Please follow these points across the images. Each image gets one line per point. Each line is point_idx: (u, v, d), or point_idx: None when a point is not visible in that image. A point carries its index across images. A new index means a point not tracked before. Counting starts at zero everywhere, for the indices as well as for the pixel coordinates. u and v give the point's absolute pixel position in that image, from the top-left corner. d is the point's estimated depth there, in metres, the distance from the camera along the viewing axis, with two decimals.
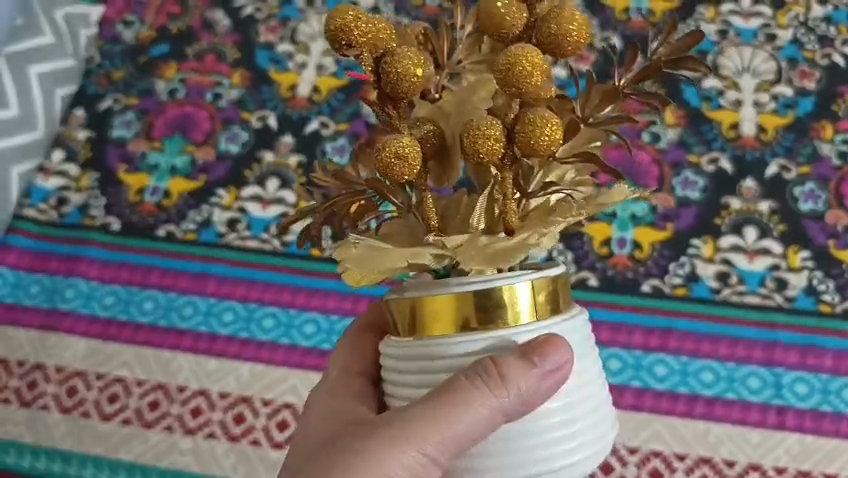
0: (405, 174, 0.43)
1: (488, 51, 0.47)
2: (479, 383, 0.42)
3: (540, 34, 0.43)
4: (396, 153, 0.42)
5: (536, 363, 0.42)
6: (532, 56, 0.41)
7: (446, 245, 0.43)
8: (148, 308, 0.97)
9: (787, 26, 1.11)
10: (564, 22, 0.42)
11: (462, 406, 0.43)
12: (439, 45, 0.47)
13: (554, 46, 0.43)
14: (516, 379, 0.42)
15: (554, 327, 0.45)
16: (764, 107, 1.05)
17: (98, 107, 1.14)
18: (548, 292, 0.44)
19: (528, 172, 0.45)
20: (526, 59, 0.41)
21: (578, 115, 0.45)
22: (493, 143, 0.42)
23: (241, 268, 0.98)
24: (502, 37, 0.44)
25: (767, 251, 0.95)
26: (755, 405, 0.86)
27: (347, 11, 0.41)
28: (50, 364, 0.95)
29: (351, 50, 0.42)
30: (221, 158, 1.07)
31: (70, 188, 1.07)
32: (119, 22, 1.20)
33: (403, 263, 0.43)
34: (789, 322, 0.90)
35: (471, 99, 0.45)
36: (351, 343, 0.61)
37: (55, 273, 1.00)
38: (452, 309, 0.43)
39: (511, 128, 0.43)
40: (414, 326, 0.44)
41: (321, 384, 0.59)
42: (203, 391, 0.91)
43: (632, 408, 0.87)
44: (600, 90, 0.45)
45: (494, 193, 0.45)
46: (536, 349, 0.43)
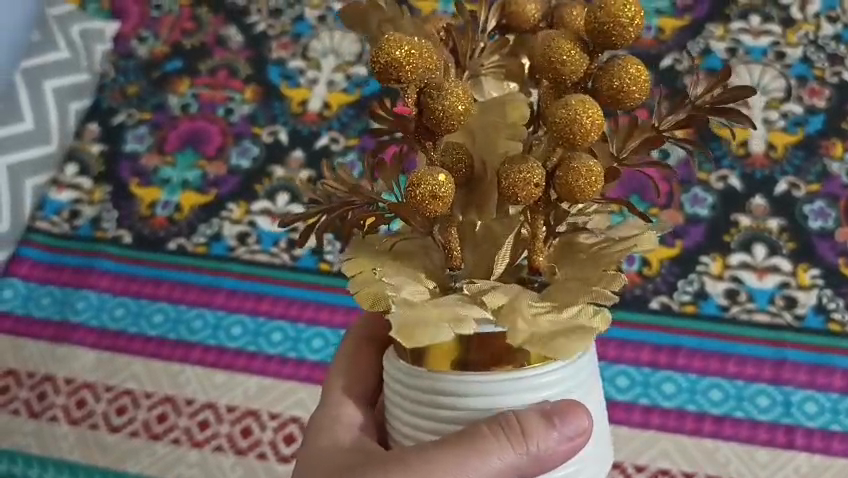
0: (437, 210, 0.42)
1: (507, 55, 0.47)
2: (500, 435, 0.42)
3: (600, 85, 0.41)
4: (432, 196, 0.41)
5: (557, 424, 0.42)
6: (592, 111, 0.39)
7: (487, 305, 0.42)
8: (158, 321, 0.98)
9: (797, 44, 1.11)
10: (627, 76, 0.40)
11: (478, 455, 0.42)
12: (462, 43, 0.45)
13: (612, 100, 0.41)
14: (538, 436, 0.41)
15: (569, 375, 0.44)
16: (774, 124, 1.05)
17: (112, 122, 1.15)
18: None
19: (561, 215, 0.44)
20: (582, 111, 0.39)
21: (614, 154, 0.44)
22: (531, 188, 0.41)
23: (250, 281, 0.99)
24: (558, 81, 0.41)
25: (776, 269, 0.95)
26: (764, 424, 0.85)
27: (398, 44, 0.39)
28: (60, 375, 0.95)
29: (398, 85, 0.40)
30: (232, 172, 1.08)
31: (83, 201, 1.08)
32: (134, 38, 1.22)
33: (450, 331, 0.40)
34: (798, 340, 0.90)
35: (495, 125, 0.45)
36: (348, 356, 0.59)
37: (66, 286, 1.01)
38: (460, 347, 0.42)
39: (550, 171, 0.42)
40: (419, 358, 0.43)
41: (323, 401, 0.57)
42: (211, 404, 0.92)
43: (640, 425, 0.86)
44: (642, 132, 0.43)
45: (522, 230, 0.45)
46: (558, 411, 0.42)
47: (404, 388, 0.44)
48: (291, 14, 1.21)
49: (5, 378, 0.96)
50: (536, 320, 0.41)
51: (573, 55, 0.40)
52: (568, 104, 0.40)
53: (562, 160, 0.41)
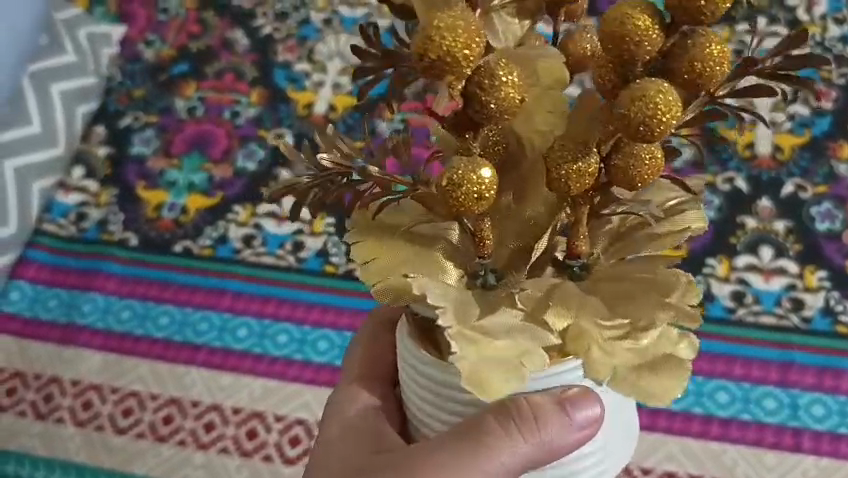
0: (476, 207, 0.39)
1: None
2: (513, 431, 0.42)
3: (676, 65, 0.37)
4: (474, 196, 0.38)
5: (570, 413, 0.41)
6: (665, 102, 0.35)
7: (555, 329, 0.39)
8: (164, 324, 0.98)
9: (804, 46, 1.11)
10: (709, 56, 0.36)
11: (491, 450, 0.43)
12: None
13: (686, 82, 0.37)
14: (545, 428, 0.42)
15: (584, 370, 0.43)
16: (780, 127, 1.05)
17: (118, 125, 1.15)
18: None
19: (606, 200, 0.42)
20: (660, 98, 0.35)
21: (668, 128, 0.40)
22: (587, 179, 0.39)
23: (256, 283, 0.99)
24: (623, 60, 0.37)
25: (783, 271, 0.95)
26: (771, 426, 0.85)
27: (448, 33, 0.35)
28: (66, 377, 0.95)
29: (447, 77, 0.36)
30: (238, 175, 1.08)
31: (90, 204, 1.09)
32: (141, 42, 1.23)
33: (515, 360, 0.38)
34: (805, 343, 0.89)
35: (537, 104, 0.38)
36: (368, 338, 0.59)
37: (73, 288, 1.01)
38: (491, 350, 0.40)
39: (604, 157, 0.39)
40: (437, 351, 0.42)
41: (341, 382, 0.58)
42: (217, 406, 0.92)
43: (646, 428, 0.86)
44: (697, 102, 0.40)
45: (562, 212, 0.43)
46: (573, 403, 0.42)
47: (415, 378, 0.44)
48: (297, 17, 1.21)
49: (11, 380, 0.96)
50: (611, 348, 0.39)
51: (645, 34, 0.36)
52: (645, 93, 0.35)
53: (619, 146, 0.38)
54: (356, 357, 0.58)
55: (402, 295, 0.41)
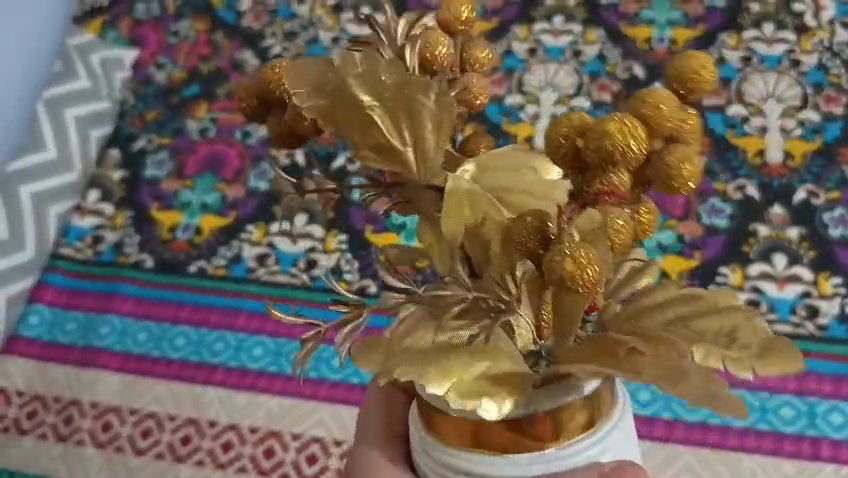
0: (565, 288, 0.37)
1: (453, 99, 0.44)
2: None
3: (663, 163, 0.38)
4: (589, 278, 0.36)
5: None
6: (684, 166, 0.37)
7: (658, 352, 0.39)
8: (180, 344, 0.99)
9: (812, 51, 1.11)
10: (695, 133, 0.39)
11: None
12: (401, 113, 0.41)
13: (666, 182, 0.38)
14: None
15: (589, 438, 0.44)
16: (790, 133, 1.04)
17: (132, 148, 1.17)
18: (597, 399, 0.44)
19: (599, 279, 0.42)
20: (687, 168, 0.37)
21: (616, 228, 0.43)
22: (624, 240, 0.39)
23: (270, 302, 1.00)
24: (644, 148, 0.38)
25: (798, 278, 0.94)
26: (789, 435, 0.84)
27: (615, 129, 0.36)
28: (86, 399, 0.97)
29: (594, 154, 0.37)
30: (251, 195, 1.09)
31: (105, 226, 1.10)
32: (152, 65, 1.24)
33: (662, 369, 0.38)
34: (821, 350, 0.89)
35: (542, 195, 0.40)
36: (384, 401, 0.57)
37: (90, 311, 1.03)
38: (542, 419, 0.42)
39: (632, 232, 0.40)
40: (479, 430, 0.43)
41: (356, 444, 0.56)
42: (234, 425, 0.92)
43: (662, 439, 0.86)
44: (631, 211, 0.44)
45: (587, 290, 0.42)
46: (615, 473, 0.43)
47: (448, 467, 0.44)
48: (305, 37, 1.22)
49: (32, 402, 0.97)
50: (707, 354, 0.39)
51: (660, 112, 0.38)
52: (682, 158, 0.37)
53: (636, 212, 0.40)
54: (373, 420, 0.56)
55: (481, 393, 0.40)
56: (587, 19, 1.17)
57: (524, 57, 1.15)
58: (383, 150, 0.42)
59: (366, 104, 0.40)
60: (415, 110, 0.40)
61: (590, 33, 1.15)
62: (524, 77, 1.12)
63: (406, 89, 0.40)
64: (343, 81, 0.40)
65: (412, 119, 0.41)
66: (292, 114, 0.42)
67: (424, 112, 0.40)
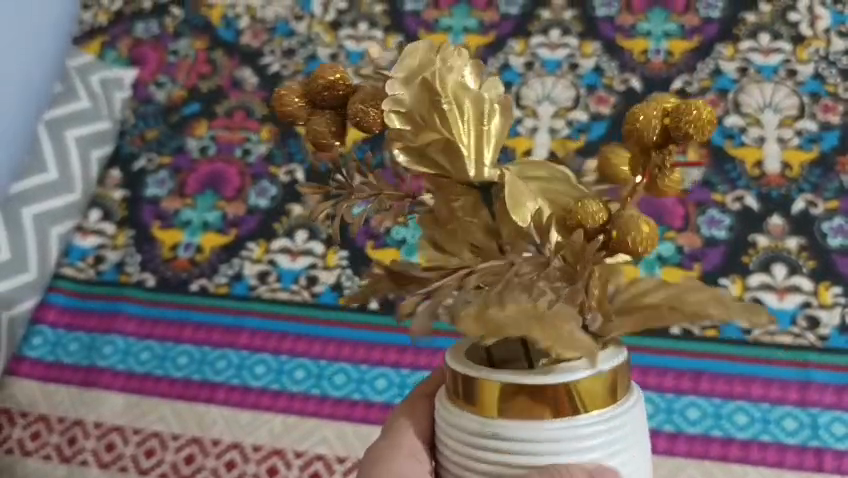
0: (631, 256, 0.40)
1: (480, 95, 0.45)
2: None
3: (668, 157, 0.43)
4: (652, 238, 0.39)
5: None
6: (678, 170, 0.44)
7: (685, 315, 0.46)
8: (183, 363, 0.99)
9: (808, 61, 1.10)
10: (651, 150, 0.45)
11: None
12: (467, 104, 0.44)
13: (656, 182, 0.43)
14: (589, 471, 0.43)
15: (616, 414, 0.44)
16: (787, 143, 1.05)
17: (133, 167, 1.17)
18: (614, 383, 0.44)
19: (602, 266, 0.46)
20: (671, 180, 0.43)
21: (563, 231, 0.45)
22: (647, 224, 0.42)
23: (272, 319, 1.00)
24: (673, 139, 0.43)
25: (798, 289, 0.94)
26: (793, 447, 0.84)
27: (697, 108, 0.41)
28: (89, 420, 0.97)
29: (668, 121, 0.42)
30: (251, 212, 1.10)
31: (107, 246, 1.11)
32: (152, 84, 1.24)
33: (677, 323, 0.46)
34: (822, 361, 0.89)
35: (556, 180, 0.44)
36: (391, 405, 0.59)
37: (93, 331, 1.03)
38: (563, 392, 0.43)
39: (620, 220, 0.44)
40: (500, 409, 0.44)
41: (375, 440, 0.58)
42: (237, 443, 0.92)
43: (666, 452, 0.86)
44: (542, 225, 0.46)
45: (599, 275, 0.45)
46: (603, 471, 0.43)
47: (462, 429, 0.45)
48: (303, 54, 1.23)
49: (36, 423, 0.97)
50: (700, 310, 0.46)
51: (702, 123, 0.41)
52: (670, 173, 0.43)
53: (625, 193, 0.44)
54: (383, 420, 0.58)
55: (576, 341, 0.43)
56: (583, 31, 1.17)
57: (522, 70, 1.16)
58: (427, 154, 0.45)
59: (443, 99, 0.44)
60: (479, 119, 0.45)
61: (586, 46, 1.16)
62: (522, 91, 1.14)
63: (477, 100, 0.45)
64: (429, 75, 0.44)
65: (474, 126, 0.44)
66: (355, 107, 0.44)
67: (484, 111, 0.45)
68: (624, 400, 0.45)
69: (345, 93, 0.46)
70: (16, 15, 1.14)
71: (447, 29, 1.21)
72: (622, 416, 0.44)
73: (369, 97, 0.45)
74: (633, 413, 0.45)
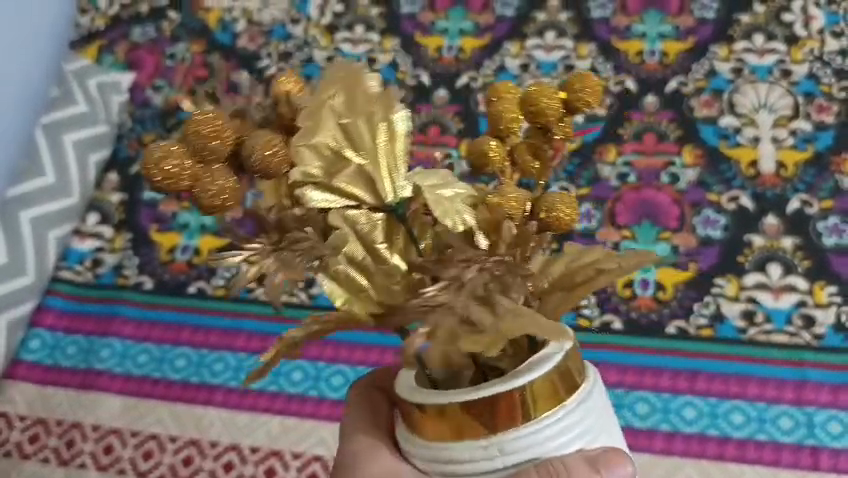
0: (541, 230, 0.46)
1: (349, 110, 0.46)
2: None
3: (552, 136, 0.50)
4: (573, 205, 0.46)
5: (602, 472, 0.46)
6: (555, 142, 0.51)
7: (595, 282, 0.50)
8: (181, 365, 0.99)
9: (803, 61, 1.11)
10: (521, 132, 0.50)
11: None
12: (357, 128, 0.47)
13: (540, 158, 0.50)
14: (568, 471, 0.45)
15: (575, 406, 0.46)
16: (782, 143, 1.05)
17: (130, 170, 1.18)
18: (566, 375, 0.46)
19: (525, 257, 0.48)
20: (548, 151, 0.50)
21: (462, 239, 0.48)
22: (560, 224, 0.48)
23: (269, 321, 1.01)
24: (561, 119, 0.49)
25: (793, 288, 0.95)
26: (789, 446, 0.85)
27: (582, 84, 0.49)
28: (88, 422, 0.97)
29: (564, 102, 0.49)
30: None
31: (104, 249, 1.11)
32: (149, 87, 1.25)
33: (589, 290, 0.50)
34: (818, 359, 0.89)
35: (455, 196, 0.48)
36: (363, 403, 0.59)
37: (91, 334, 1.04)
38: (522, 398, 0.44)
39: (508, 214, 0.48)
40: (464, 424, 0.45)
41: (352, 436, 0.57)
42: (235, 445, 0.93)
43: (662, 452, 0.86)
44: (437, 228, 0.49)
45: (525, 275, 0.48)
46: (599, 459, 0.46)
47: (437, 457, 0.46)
48: (300, 56, 1.23)
49: (34, 426, 0.97)
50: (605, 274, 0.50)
51: (588, 100, 0.49)
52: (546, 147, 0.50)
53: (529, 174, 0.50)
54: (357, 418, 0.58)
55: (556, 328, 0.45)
56: (578, 33, 1.18)
57: (518, 72, 1.16)
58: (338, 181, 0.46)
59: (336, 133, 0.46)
60: (380, 132, 0.47)
61: (582, 48, 1.16)
62: None
63: (374, 107, 0.47)
64: (321, 108, 0.45)
65: (368, 139, 0.47)
66: (263, 155, 0.41)
67: (375, 131, 0.47)
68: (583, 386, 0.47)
69: (234, 141, 0.41)
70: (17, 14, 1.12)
71: (443, 32, 1.21)
72: (583, 406, 0.47)
73: (263, 136, 0.42)
74: (591, 398, 0.47)
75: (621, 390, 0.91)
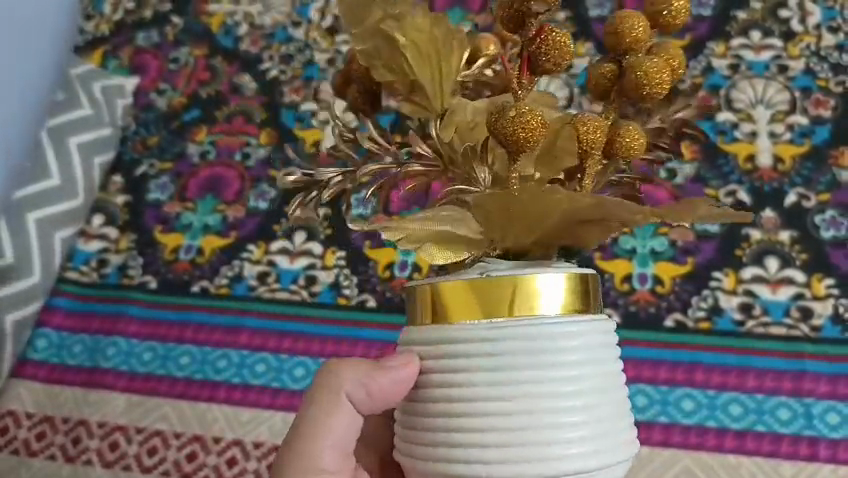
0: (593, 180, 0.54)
1: (414, 38, 0.51)
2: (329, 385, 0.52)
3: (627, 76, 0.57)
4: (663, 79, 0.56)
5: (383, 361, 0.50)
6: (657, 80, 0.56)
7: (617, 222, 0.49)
8: (185, 362, 1.01)
9: (800, 56, 1.11)
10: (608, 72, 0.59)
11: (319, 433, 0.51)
12: (429, 49, 0.51)
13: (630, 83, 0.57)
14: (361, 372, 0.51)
15: (542, 323, 0.45)
16: (779, 137, 1.06)
17: (135, 173, 1.19)
18: (575, 291, 0.47)
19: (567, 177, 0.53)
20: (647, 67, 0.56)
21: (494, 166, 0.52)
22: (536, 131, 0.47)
23: (271, 319, 1.02)
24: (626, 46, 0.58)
25: (790, 280, 0.95)
26: (786, 436, 0.86)
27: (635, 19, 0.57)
28: (93, 419, 0.99)
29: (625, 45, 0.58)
30: (251, 214, 1.11)
31: (109, 250, 1.12)
32: (153, 91, 1.26)
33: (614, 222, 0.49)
34: (816, 351, 0.90)
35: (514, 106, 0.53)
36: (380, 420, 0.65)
37: (97, 332, 1.05)
38: (507, 288, 0.46)
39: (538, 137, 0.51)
40: (446, 307, 0.47)
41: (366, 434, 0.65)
42: (239, 441, 0.95)
43: (660, 444, 0.87)
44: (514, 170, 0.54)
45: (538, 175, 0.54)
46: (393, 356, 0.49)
47: (415, 342, 0.49)
48: (301, 58, 1.24)
49: (41, 424, 0.99)
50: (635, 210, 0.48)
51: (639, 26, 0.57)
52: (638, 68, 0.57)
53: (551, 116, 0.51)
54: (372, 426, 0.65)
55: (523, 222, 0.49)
56: (575, 32, 1.18)
57: None
58: (417, 89, 0.53)
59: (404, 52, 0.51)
60: (440, 54, 0.52)
61: (579, 47, 1.17)
62: None
63: (426, 35, 0.51)
64: (387, 30, 0.50)
65: (432, 62, 0.52)
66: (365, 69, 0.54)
67: (441, 56, 0.52)
68: (571, 313, 0.47)
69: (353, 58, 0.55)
70: (8, 14, 1.06)
71: None
72: (568, 327, 0.46)
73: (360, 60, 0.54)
74: (571, 326, 0.46)
75: None
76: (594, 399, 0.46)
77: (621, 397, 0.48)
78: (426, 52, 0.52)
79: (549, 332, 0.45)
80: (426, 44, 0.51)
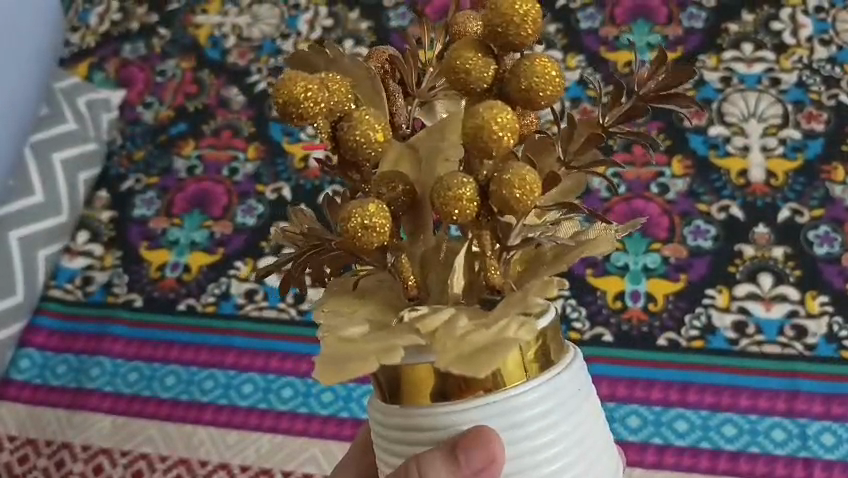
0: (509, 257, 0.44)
1: (312, 89, 0.39)
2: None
3: (510, 88, 0.41)
4: (557, 79, 0.41)
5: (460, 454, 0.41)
6: (511, 121, 0.39)
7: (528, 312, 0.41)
8: (171, 383, 0.99)
9: (792, 69, 1.11)
10: (532, 68, 0.40)
11: None
12: (332, 103, 0.40)
13: (524, 100, 0.41)
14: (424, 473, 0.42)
15: (505, 399, 0.41)
16: (772, 152, 1.05)
17: (121, 188, 1.17)
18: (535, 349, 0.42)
19: (506, 227, 0.42)
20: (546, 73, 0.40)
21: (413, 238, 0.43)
22: (466, 204, 0.40)
23: (259, 339, 1.00)
24: (511, 45, 0.40)
25: (784, 298, 0.94)
26: (781, 458, 0.84)
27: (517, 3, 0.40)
28: (77, 442, 0.97)
29: (515, 29, 0.40)
30: (238, 231, 1.10)
31: (94, 267, 1.10)
32: (140, 105, 1.24)
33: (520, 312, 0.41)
34: (810, 370, 0.89)
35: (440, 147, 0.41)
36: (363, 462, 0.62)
37: (81, 352, 1.03)
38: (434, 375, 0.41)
39: (483, 186, 0.41)
40: (395, 396, 0.42)
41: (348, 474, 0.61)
42: (225, 464, 0.93)
43: (653, 466, 0.86)
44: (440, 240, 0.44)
45: (473, 247, 0.43)
46: (463, 443, 0.41)
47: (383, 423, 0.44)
48: None
49: (24, 447, 0.97)
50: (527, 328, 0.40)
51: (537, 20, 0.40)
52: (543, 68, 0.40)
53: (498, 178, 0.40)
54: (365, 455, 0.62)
55: (471, 287, 0.43)
56: (566, 45, 1.17)
57: None
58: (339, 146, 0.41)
59: (301, 109, 0.39)
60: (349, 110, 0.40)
61: (570, 59, 1.15)
62: None
63: (328, 87, 0.40)
64: (278, 93, 0.39)
65: (337, 115, 0.40)
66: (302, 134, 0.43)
67: (343, 108, 0.40)
68: (537, 376, 0.42)
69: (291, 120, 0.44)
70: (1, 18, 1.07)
71: None
72: (537, 393, 0.42)
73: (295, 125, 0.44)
74: (536, 393, 0.42)
75: (612, 404, 0.90)
76: (579, 453, 0.43)
77: (603, 437, 0.45)
78: (335, 110, 0.40)
79: (519, 405, 0.41)
80: (326, 99, 0.40)
